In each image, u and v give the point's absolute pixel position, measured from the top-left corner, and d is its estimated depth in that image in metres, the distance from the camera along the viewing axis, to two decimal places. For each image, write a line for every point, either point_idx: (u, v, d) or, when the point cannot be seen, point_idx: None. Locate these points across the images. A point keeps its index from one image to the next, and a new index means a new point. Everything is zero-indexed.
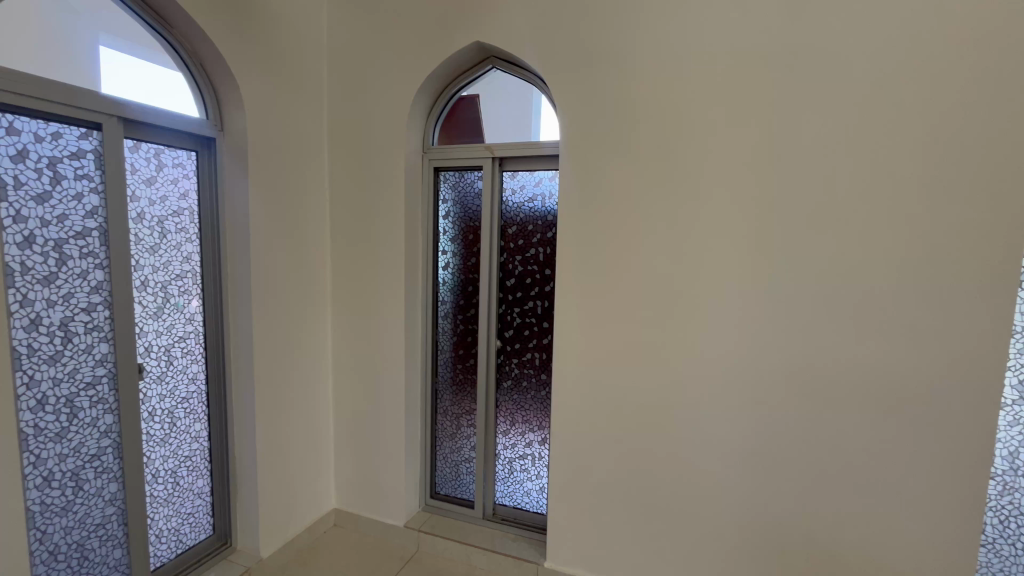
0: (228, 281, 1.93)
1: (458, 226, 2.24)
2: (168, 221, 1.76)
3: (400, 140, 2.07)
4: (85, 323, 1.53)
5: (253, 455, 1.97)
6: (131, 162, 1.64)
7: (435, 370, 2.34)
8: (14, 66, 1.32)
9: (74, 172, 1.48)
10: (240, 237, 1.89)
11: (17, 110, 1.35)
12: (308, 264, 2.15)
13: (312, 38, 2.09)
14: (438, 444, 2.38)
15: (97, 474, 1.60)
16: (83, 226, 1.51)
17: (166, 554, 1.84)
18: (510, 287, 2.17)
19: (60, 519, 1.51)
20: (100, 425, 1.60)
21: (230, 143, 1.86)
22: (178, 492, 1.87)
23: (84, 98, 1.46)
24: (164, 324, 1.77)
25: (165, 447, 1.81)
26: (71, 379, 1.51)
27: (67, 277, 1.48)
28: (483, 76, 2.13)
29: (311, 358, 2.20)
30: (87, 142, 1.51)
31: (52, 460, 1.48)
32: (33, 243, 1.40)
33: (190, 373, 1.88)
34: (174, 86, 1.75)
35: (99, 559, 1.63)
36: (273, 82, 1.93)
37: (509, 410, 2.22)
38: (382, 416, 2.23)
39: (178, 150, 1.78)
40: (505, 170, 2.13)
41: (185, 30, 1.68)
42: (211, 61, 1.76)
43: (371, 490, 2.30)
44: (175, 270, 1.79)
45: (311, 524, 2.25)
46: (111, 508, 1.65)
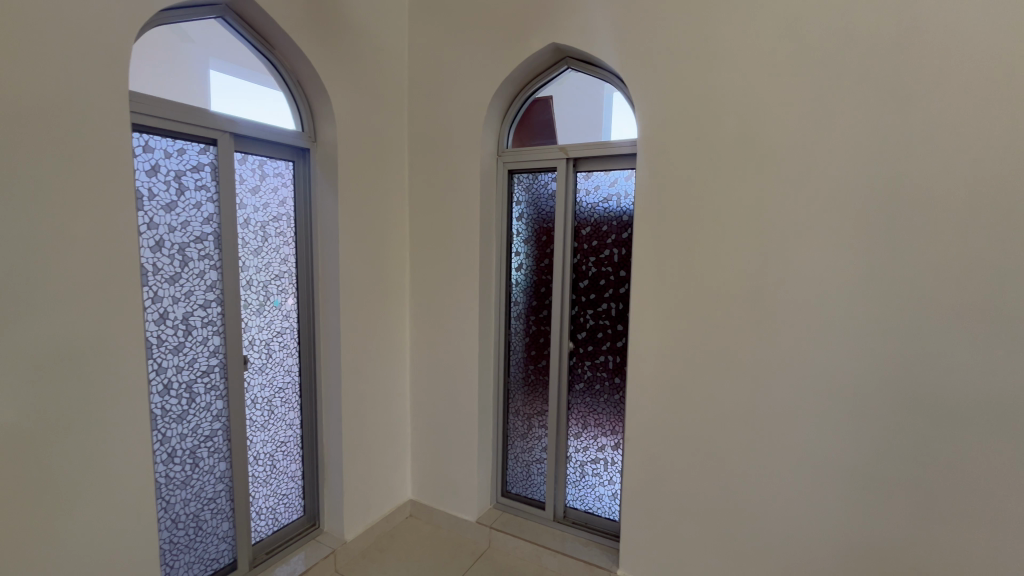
0: (319, 281, 2.07)
1: (531, 227, 2.25)
2: (269, 226, 1.93)
3: (476, 145, 2.12)
4: (202, 318, 1.72)
5: (339, 444, 2.11)
6: (240, 173, 1.81)
7: (508, 369, 2.37)
8: (150, 91, 1.51)
9: (195, 183, 1.66)
10: (330, 240, 2.02)
11: (152, 130, 1.53)
12: (389, 264, 2.26)
13: (394, 49, 2.20)
14: (510, 443, 2.41)
15: (210, 453, 1.79)
16: (202, 231, 1.69)
17: (265, 529, 2.02)
18: (583, 288, 2.14)
19: (180, 491, 1.70)
20: (213, 409, 1.78)
21: (322, 152, 2.01)
22: (275, 474, 2.05)
23: (204, 117, 1.64)
24: (265, 319, 1.94)
25: (265, 432, 1.99)
26: (191, 367, 1.70)
27: (189, 277, 1.66)
28: (557, 77, 2.13)
29: (391, 354, 2.31)
30: (205, 156, 1.69)
31: (175, 439, 1.68)
32: (162, 247, 1.59)
33: (286, 365, 2.05)
34: (275, 101, 1.92)
35: (211, 530, 1.81)
36: (360, 94, 2.05)
37: (581, 413, 2.20)
38: (456, 413, 2.30)
39: (278, 161, 1.95)
40: (579, 171, 2.11)
41: (286, 51, 1.84)
42: (306, 75, 1.90)
43: (444, 484, 2.37)
44: (274, 271, 1.96)
45: (388, 512, 2.36)
46: (221, 484, 1.84)
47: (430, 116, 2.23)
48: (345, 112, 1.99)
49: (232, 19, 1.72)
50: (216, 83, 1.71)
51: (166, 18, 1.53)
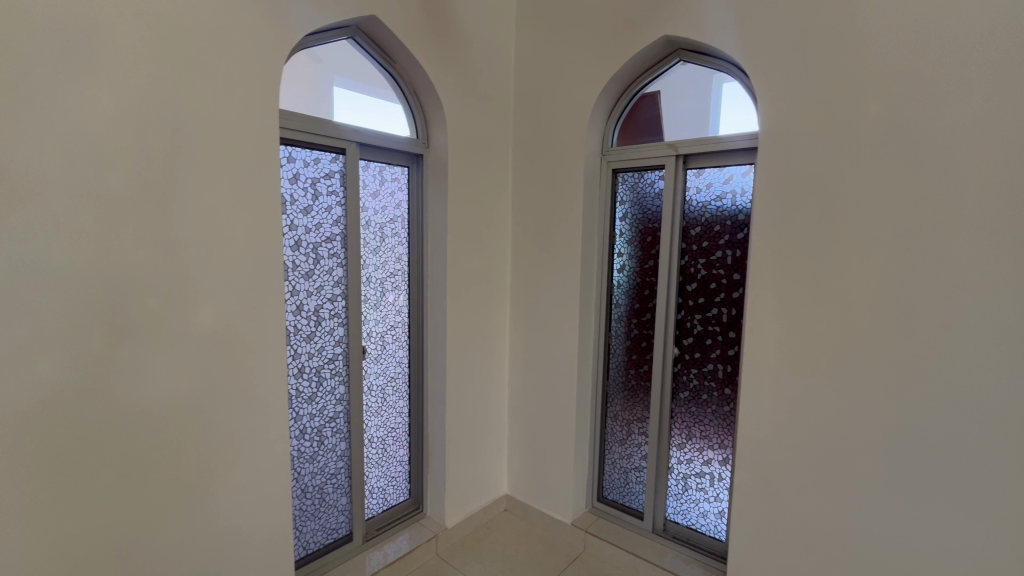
0: (428, 279, 2.19)
1: (636, 227, 2.18)
2: (386, 227, 2.08)
3: (580, 145, 2.11)
4: (330, 310, 1.90)
5: (443, 434, 2.21)
6: (364, 179, 1.98)
7: (607, 372, 2.32)
8: (294, 108, 1.71)
9: (327, 189, 1.85)
10: (439, 240, 2.13)
11: (295, 142, 1.73)
12: (493, 264, 2.32)
13: (501, 55, 2.25)
14: (608, 448, 2.36)
15: (333, 433, 1.97)
16: (332, 231, 1.88)
17: (376, 507, 2.19)
18: (691, 292, 2.04)
19: (309, 464, 1.91)
20: (336, 393, 1.97)
21: (434, 157, 2.12)
22: (386, 457, 2.21)
23: (336, 128, 1.81)
24: (382, 313, 2.10)
25: (378, 418, 2.15)
26: (320, 354, 1.89)
27: (320, 273, 1.85)
28: (668, 71, 2.04)
29: (491, 352, 2.38)
30: (336, 164, 1.87)
31: (306, 417, 1.88)
32: (300, 245, 1.78)
33: (398, 357, 2.20)
34: (394, 111, 2.07)
35: (332, 502, 2.00)
36: (469, 100, 2.13)
37: (685, 423, 2.09)
38: (553, 413, 2.30)
39: (395, 166, 2.10)
40: (690, 168, 2.00)
41: (405, 64, 1.98)
42: (421, 85, 2.02)
43: (540, 482, 2.39)
44: (390, 269, 2.12)
45: (485, 504, 2.44)
46: (341, 462, 2.02)
47: (534, 118, 2.26)
48: (455, 118, 2.08)
49: (361, 38, 1.88)
50: (345, 97, 1.88)
51: (307, 42, 1.71)
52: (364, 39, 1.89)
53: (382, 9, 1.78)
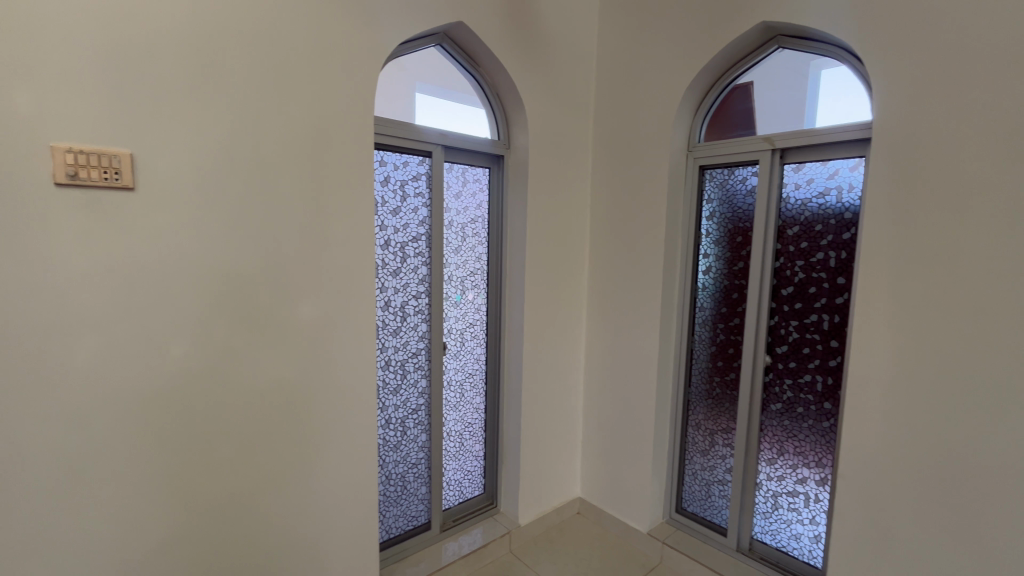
0: (506, 279, 2.22)
1: (723, 227, 2.06)
2: (468, 227, 2.14)
3: (665, 142, 2.03)
4: (414, 307, 1.99)
5: (518, 432, 2.23)
6: (448, 181, 2.05)
7: (689, 379, 2.22)
8: (386, 115, 1.80)
9: (414, 191, 1.94)
10: (518, 240, 2.15)
11: (386, 147, 1.83)
12: (570, 264, 2.31)
13: (583, 52, 2.23)
14: (688, 458, 2.25)
15: (415, 424, 2.06)
16: (418, 231, 1.96)
17: (453, 499, 2.26)
18: (786, 296, 1.89)
19: (393, 453, 2.01)
20: (418, 386, 2.05)
21: (514, 157, 2.15)
22: (463, 450, 2.27)
23: (423, 132, 1.89)
24: (462, 310, 2.16)
25: (456, 412, 2.22)
26: (405, 349, 1.98)
27: (407, 272, 1.94)
28: (765, 59, 1.91)
29: (568, 352, 2.36)
30: (423, 166, 1.95)
31: (391, 408, 1.97)
32: (389, 245, 1.88)
33: (476, 354, 2.25)
34: (477, 114, 2.12)
35: (413, 491, 2.09)
36: (551, 99, 2.13)
37: (776, 437, 1.95)
38: (630, 418, 2.24)
39: (477, 168, 2.15)
40: (787, 162, 1.86)
41: (489, 67, 2.02)
42: (504, 87, 2.05)
43: (615, 488, 2.33)
44: (470, 268, 2.17)
45: (558, 505, 2.43)
46: (422, 453, 2.10)
47: (617, 115, 2.21)
48: (536, 119, 2.09)
49: (447, 44, 1.95)
50: (432, 102, 1.96)
51: (400, 51, 1.80)
52: (451, 45, 1.96)
53: (468, 15, 1.82)
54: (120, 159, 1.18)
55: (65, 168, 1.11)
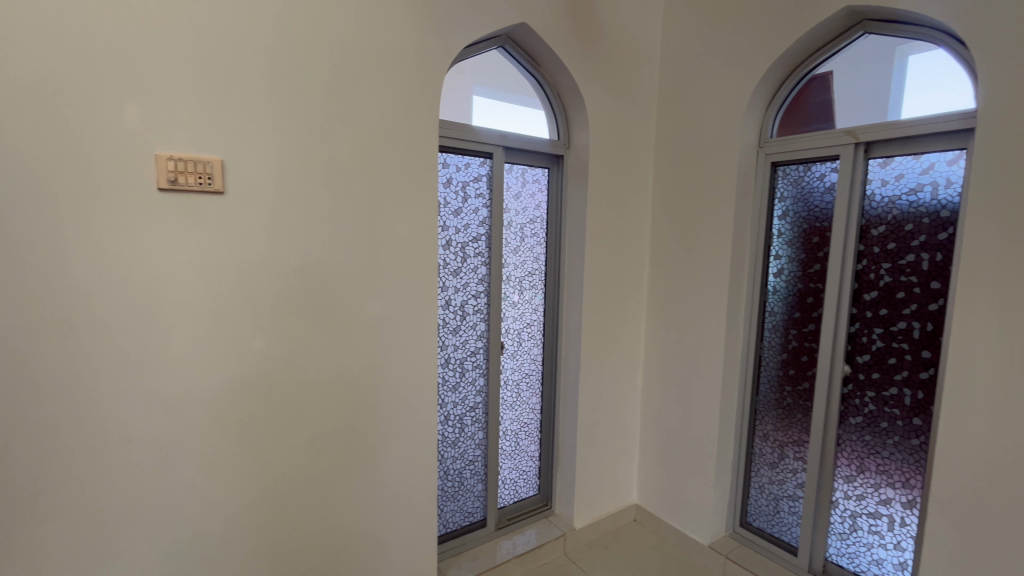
0: (564, 279, 2.21)
1: (797, 227, 1.94)
2: (527, 227, 2.15)
3: (734, 138, 1.94)
4: (473, 306, 2.02)
5: (574, 435, 2.21)
6: (508, 181, 2.07)
7: (757, 387, 2.11)
8: (450, 118, 1.85)
9: (475, 192, 1.97)
10: (577, 240, 2.13)
11: (449, 149, 1.88)
12: (630, 265, 2.25)
13: (646, 48, 2.17)
14: (755, 470, 2.14)
15: (473, 421, 2.09)
16: (478, 232, 1.99)
17: (508, 497, 2.27)
18: (869, 301, 1.75)
19: (451, 449, 2.05)
20: (476, 384, 2.08)
21: (574, 157, 2.13)
22: (518, 450, 2.28)
23: (485, 134, 1.92)
24: (519, 310, 2.17)
25: (513, 412, 2.23)
26: (464, 347, 2.02)
27: (467, 271, 1.98)
28: (847, 47, 1.78)
29: (626, 355, 2.31)
30: (483, 168, 1.98)
31: (450, 405, 2.02)
32: (450, 245, 1.92)
33: (533, 355, 2.25)
34: (537, 114, 2.13)
35: (470, 487, 2.13)
36: (612, 97, 2.09)
37: (856, 453, 1.81)
38: (692, 425, 2.15)
39: (537, 168, 2.16)
40: (873, 157, 1.72)
41: (550, 67, 2.01)
42: (565, 87, 2.04)
43: (674, 497, 2.25)
44: (528, 268, 2.18)
45: (613, 511, 2.38)
46: (479, 450, 2.13)
47: (682, 111, 2.14)
48: (598, 117, 2.06)
49: (510, 46, 1.97)
50: (493, 104, 1.99)
51: (464, 55, 1.84)
52: (513, 46, 1.97)
53: (531, 16, 1.83)
54: (212, 166, 1.27)
55: (167, 175, 1.22)
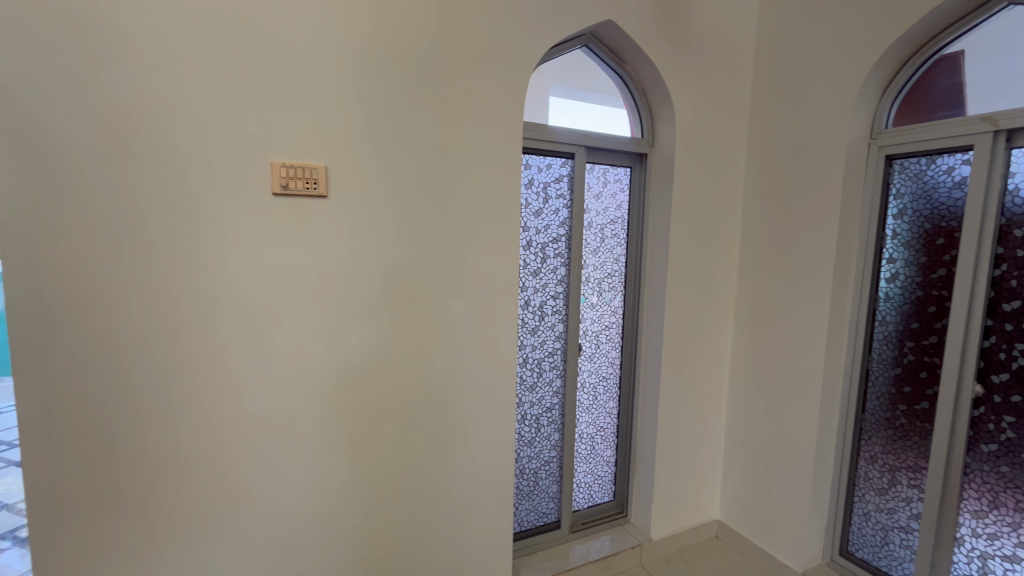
0: (645, 282, 2.14)
1: (917, 227, 1.73)
2: (607, 228, 2.12)
3: (840, 130, 1.78)
4: (552, 307, 2.02)
5: (653, 443, 2.14)
6: (589, 182, 2.05)
7: (863, 404, 1.91)
8: (534, 119, 1.87)
9: (556, 193, 1.97)
10: (660, 241, 2.06)
11: (532, 151, 1.89)
12: (718, 268, 2.14)
13: (739, 38, 2.05)
14: (858, 496, 1.94)
15: (549, 422, 2.09)
16: (558, 232, 1.99)
17: (582, 501, 2.25)
18: (1009, 312, 1.53)
19: (527, 448, 2.06)
20: (553, 385, 2.08)
21: (658, 155, 2.06)
22: (594, 453, 2.25)
23: (567, 134, 1.91)
24: (598, 312, 2.14)
25: (589, 415, 2.20)
26: (542, 348, 2.03)
27: (546, 272, 1.99)
28: (984, 23, 1.57)
29: (711, 363, 2.19)
30: (565, 168, 1.98)
31: (527, 404, 2.03)
32: (530, 245, 1.94)
33: (610, 358, 2.22)
34: (620, 113, 2.09)
35: (545, 488, 2.13)
36: (701, 92, 2.00)
37: (988, 486, 1.59)
38: (784, 441, 2.00)
39: (618, 168, 2.12)
40: (1017, 147, 1.50)
41: (635, 63, 1.96)
42: (650, 84, 1.98)
43: (762, 517, 2.10)
44: (608, 269, 2.15)
45: (694, 526, 2.27)
46: (555, 451, 2.13)
47: (779, 103, 1.99)
48: (685, 114, 1.97)
49: (594, 45, 1.94)
50: (575, 104, 1.98)
51: (549, 56, 1.84)
52: (597, 45, 1.95)
53: (617, 13, 1.79)
54: (318, 172, 1.38)
55: (280, 181, 1.33)
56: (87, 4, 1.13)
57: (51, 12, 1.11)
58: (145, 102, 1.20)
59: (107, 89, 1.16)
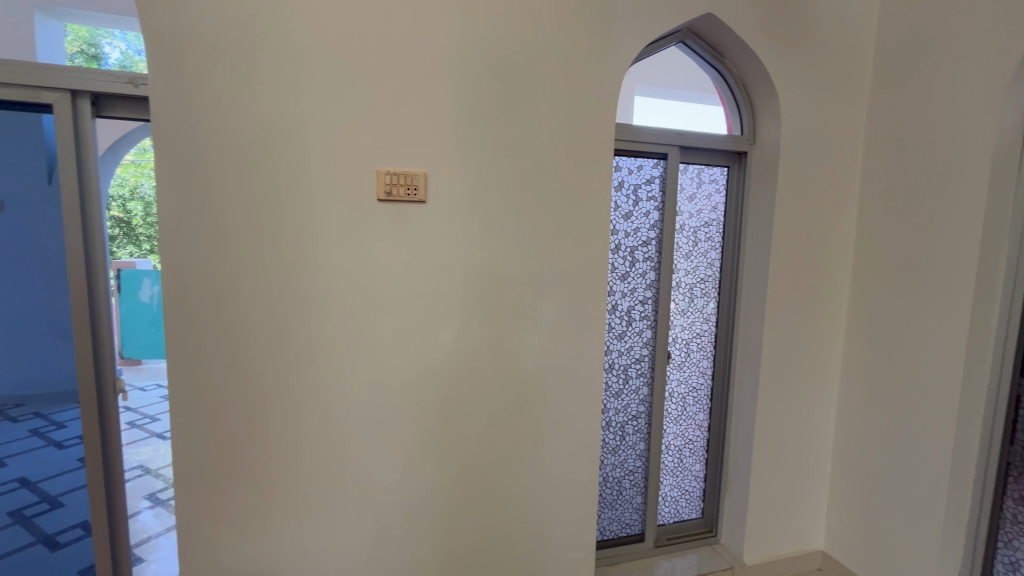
0: (742, 288, 2.02)
1: None
2: (700, 231, 2.03)
3: (987, 119, 1.54)
4: (640, 312, 1.97)
5: (747, 461, 2.00)
6: (681, 183, 1.98)
7: (1011, 433, 1.58)
8: (625, 121, 1.84)
9: (647, 195, 1.92)
10: (761, 245, 1.92)
11: (622, 153, 1.86)
12: (827, 274, 1.95)
13: (858, 21, 1.86)
14: (1005, 543, 1.60)
15: (635, 431, 2.04)
16: (648, 235, 1.94)
17: (668, 515, 2.16)
18: None
19: (611, 456, 2.02)
20: (640, 393, 2.02)
21: (760, 153, 1.92)
22: (681, 467, 2.15)
23: (661, 134, 1.86)
24: (688, 319, 2.06)
25: (677, 426, 2.12)
26: (628, 354, 1.98)
27: (635, 276, 1.94)
28: None
29: (818, 378, 2.01)
30: (657, 170, 1.92)
31: (612, 411, 1.99)
32: (619, 249, 1.90)
33: (701, 367, 2.11)
34: (716, 110, 1.99)
35: (628, 498, 2.07)
36: (811, 83, 1.84)
37: None
38: (907, 471, 1.78)
39: (714, 167, 2.02)
40: None
41: (735, 57, 1.84)
42: (752, 77, 1.85)
43: (878, 553, 1.88)
44: (701, 274, 2.06)
45: (794, 555, 2.08)
46: (640, 461, 2.06)
47: (906, 90, 1.77)
48: (793, 108, 1.82)
49: (691, 40, 1.86)
50: (669, 102, 1.91)
51: (643, 55, 1.79)
52: (694, 40, 1.86)
53: (718, 5, 1.70)
54: (418, 178, 1.45)
55: (384, 188, 1.42)
56: (229, 35, 1.28)
57: (201, 45, 1.27)
58: (273, 118, 1.33)
59: (244, 109, 1.31)
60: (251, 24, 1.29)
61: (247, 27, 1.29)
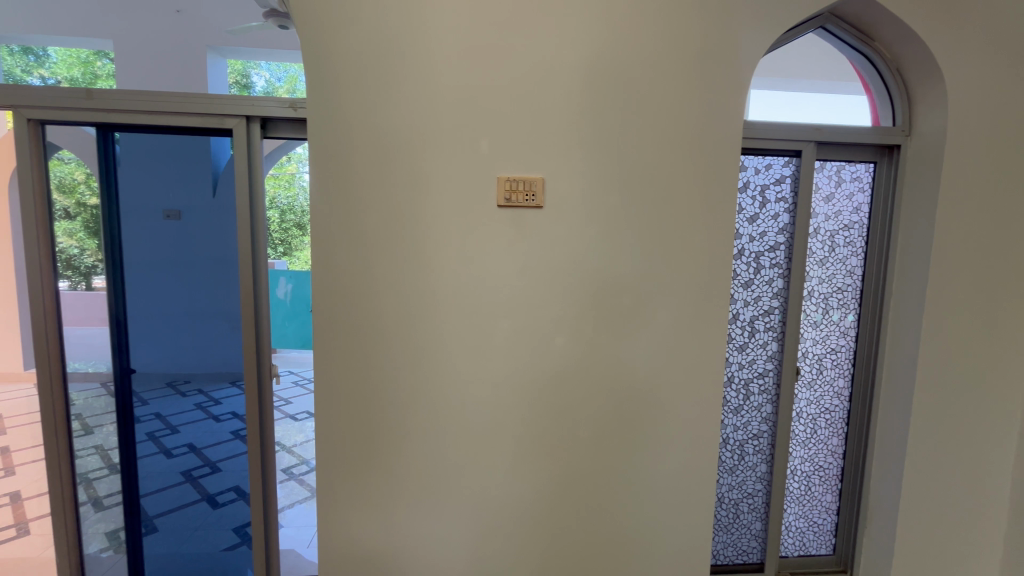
0: (890, 300, 1.78)
1: None
2: (839, 235, 1.86)
3: None
4: (765, 323, 1.83)
5: (895, 497, 1.75)
6: (817, 182, 1.83)
7: None
8: (756, 119, 1.71)
9: (776, 196, 1.78)
10: (916, 251, 1.68)
11: (750, 151, 1.74)
12: (1008, 285, 1.64)
13: None
14: None
15: (756, 450, 1.89)
16: (776, 240, 1.79)
17: (792, 547, 1.98)
18: None
19: (728, 475, 1.89)
20: (763, 411, 1.87)
21: (919, 146, 1.68)
22: (809, 496, 1.96)
23: (795, 130, 1.71)
24: (821, 333, 1.89)
25: (805, 450, 1.94)
26: (750, 368, 1.85)
27: (760, 283, 1.80)
28: None
29: (993, 408, 1.69)
30: (789, 167, 1.77)
31: (730, 428, 1.87)
32: (743, 254, 1.78)
33: (837, 386, 1.92)
34: (859, 103, 1.81)
35: (746, 523, 1.92)
36: (989, 63, 1.56)
37: None
38: None
39: (857, 164, 1.83)
40: None
41: (888, 40, 1.63)
42: (909, 60, 1.62)
43: None
44: (838, 283, 1.88)
45: None
46: (760, 485, 1.90)
47: None
48: (963, 92, 1.56)
49: (832, 25, 1.68)
50: (803, 95, 1.76)
51: (776, 46, 1.65)
52: (838, 24, 1.68)
53: None
54: (536, 184, 1.48)
55: (504, 194, 1.47)
56: (370, 60, 1.41)
57: (347, 70, 1.41)
58: (405, 133, 1.44)
59: (380, 126, 1.43)
60: (387, 49, 1.41)
61: (385, 52, 1.41)
